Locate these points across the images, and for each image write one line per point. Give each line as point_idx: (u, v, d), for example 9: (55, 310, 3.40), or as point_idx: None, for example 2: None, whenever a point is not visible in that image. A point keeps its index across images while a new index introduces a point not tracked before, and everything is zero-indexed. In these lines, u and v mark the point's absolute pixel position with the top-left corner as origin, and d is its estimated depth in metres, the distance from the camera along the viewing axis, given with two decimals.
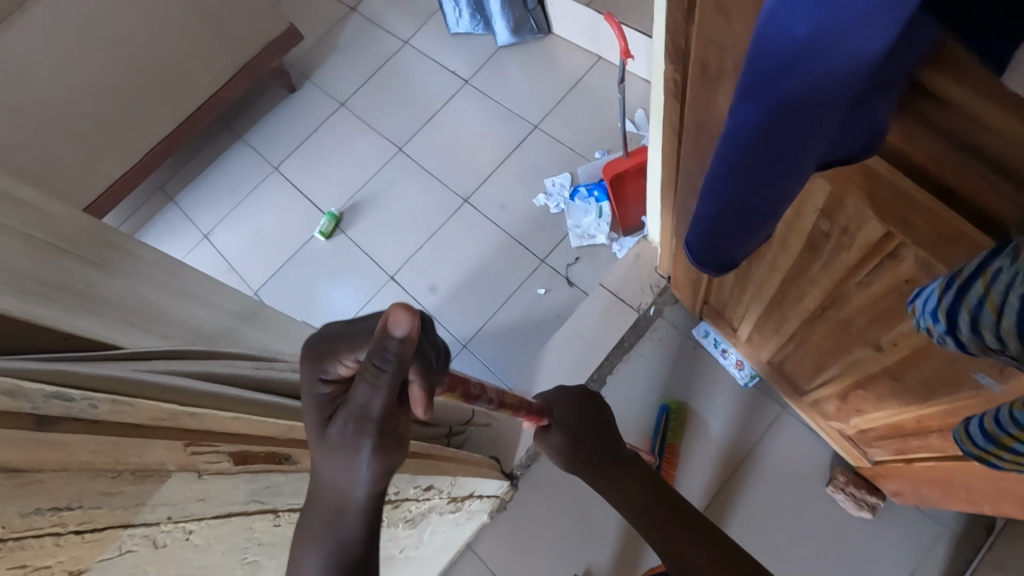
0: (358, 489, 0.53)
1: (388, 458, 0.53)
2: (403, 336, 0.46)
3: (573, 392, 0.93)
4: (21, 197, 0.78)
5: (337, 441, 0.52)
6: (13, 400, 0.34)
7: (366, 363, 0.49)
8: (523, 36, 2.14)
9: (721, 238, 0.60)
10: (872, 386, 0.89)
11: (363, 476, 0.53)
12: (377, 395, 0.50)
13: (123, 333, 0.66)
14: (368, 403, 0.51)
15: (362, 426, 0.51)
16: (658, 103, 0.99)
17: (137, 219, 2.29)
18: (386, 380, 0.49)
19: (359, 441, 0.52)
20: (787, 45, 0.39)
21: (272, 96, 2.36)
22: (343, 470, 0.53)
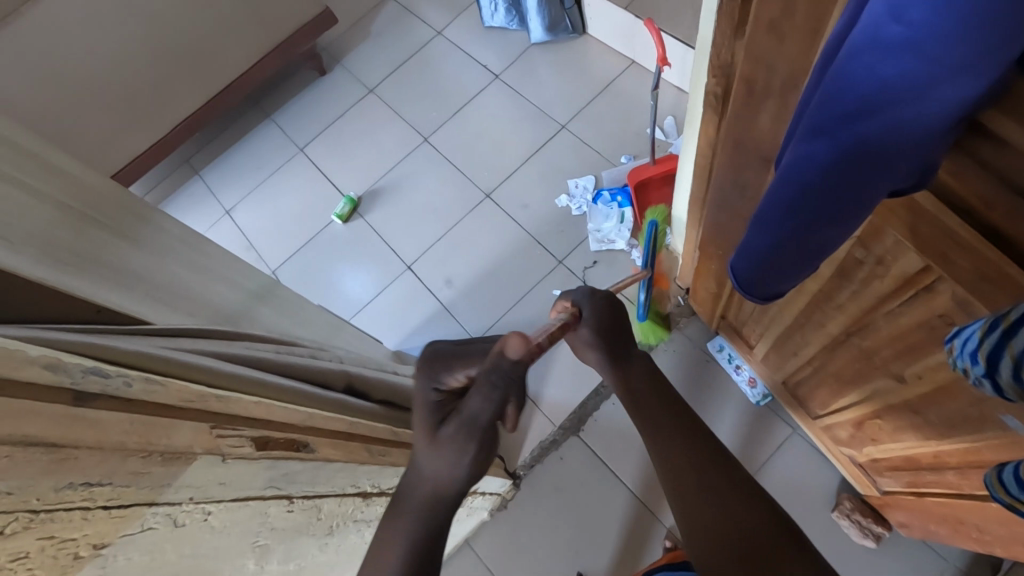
0: (453, 481, 0.58)
1: (483, 463, 0.59)
2: (516, 357, 0.59)
3: (601, 297, 0.76)
4: (60, 167, 0.79)
5: (444, 443, 0.58)
6: (54, 374, 0.35)
7: (487, 376, 0.59)
8: (556, 35, 2.13)
9: (766, 267, 0.64)
10: (890, 417, 0.87)
11: (461, 474, 0.58)
12: (487, 405, 0.58)
13: (151, 309, 0.66)
14: (478, 411, 0.58)
15: (470, 432, 0.58)
16: (694, 114, 0.98)
17: (161, 189, 2.31)
18: (498, 393, 0.58)
19: (465, 444, 0.57)
20: (870, 89, 0.42)
21: (302, 77, 2.37)
22: (444, 465, 0.58)
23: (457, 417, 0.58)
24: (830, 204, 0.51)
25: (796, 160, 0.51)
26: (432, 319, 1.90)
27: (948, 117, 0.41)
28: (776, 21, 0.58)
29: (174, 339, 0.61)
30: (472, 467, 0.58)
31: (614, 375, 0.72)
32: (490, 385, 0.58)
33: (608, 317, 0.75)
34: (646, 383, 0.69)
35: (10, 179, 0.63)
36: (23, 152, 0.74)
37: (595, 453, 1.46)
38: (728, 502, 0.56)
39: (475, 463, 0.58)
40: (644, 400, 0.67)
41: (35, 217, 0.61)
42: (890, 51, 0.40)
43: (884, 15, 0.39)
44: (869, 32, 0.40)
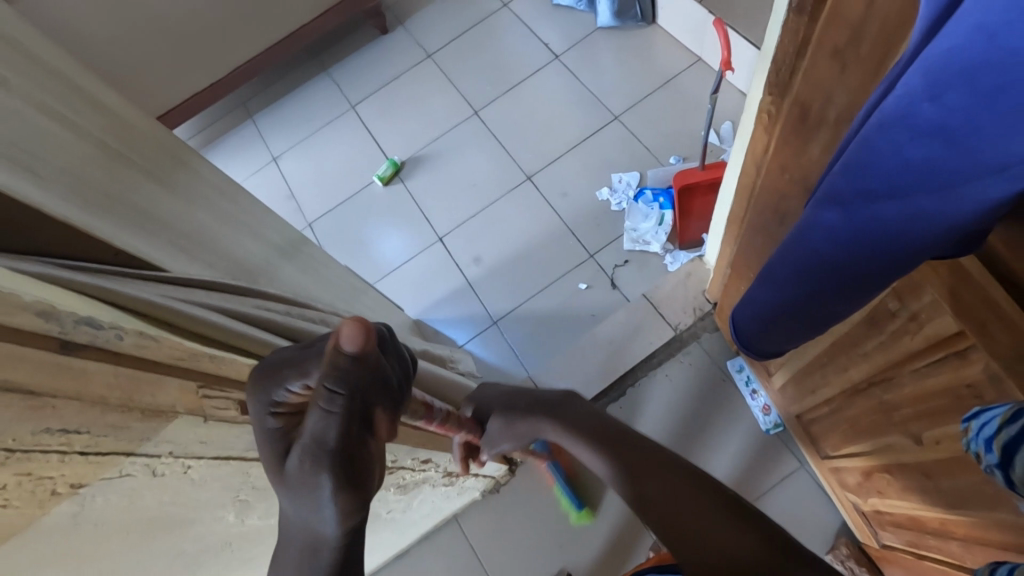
0: (330, 526, 0.50)
1: (360, 490, 0.49)
2: (353, 347, 0.43)
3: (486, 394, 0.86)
4: (107, 105, 0.82)
5: (297, 477, 0.48)
6: (45, 321, 0.35)
7: (321, 384, 0.45)
8: (624, 21, 2.08)
9: (797, 311, 0.67)
10: (899, 475, 0.83)
11: (329, 512, 0.49)
12: (333, 422, 0.46)
13: (170, 256, 0.67)
14: (323, 433, 0.46)
15: (320, 456, 0.46)
16: (745, 129, 0.94)
17: (213, 129, 2.37)
18: (341, 406, 0.45)
19: (317, 477, 0.47)
20: (900, 167, 0.43)
21: (364, 33, 2.37)
22: (309, 505, 0.49)
23: (301, 440, 0.47)
24: (851, 252, 0.53)
25: (826, 198, 0.51)
26: (455, 294, 1.90)
27: (982, 210, 0.42)
28: (840, 49, 0.54)
29: (188, 292, 0.63)
30: (340, 503, 0.48)
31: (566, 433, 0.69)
32: (326, 395, 0.45)
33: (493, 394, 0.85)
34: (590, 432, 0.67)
35: (51, 112, 0.65)
36: (72, 86, 0.76)
37: None
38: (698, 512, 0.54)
39: (341, 498, 0.48)
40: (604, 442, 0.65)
41: (70, 152, 0.63)
42: (923, 126, 0.40)
43: (920, 95, 0.39)
44: (907, 105, 0.40)
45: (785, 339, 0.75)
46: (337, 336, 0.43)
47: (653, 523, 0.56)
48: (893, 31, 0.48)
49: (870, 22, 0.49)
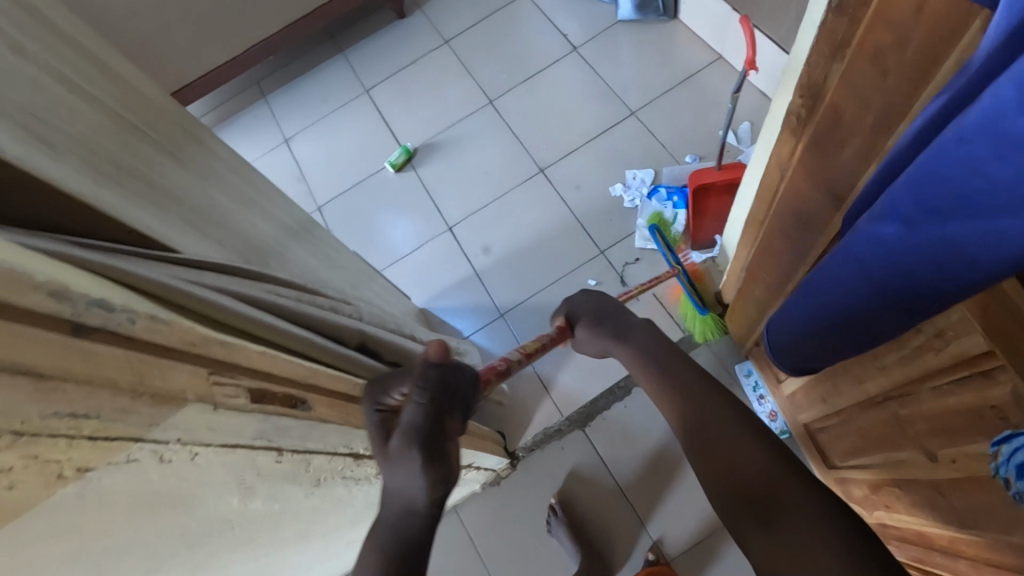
0: (420, 494, 0.62)
1: (438, 470, 0.61)
2: (433, 360, 0.65)
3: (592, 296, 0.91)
4: (124, 78, 0.80)
5: (394, 458, 0.62)
6: (57, 303, 0.34)
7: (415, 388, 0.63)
8: (646, 15, 2.06)
9: (841, 318, 0.67)
10: (908, 490, 0.83)
11: (419, 484, 0.61)
12: (418, 413, 0.62)
13: (183, 236, 0.66)
14: (412, 420, 0.61)
15: (409, 438, 0.61)
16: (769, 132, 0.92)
17: (226, 107, 2.35)
18: (427, 398, 0.62)
19: (410, 455, 0.61)
20: (982, 180, 0.42)
21: (381, 17, 2.34)
22: (404, 478, 0.62)
23: (398, 430, 0.62)
24: (917, 259, 0.52)
25: (887, 210, 0.52)
26: (462, 284, 1.89)
27: None
28: (882, 52, 0.52)
29: (197, 274, 0.61)
30: (426, 477, 0.61)
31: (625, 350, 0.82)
32: (416, 393, 0.62)
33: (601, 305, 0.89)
34: (661, 361, 0.77)
35: (70, 83, 0.64)
36: (91, 57, 0.75)
37: (596, 450, 1.45)
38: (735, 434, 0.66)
39: (426, 473, 0.61)
40: (671, 371, 0.75)
41: (88, 127, 0.62)
42: (1011, 141, 0.39)
43: (1012, 108, 0.38)
44: (995, 116, 0.39)
45: (822, 338, 0.74)
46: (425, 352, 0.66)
47: (698, 435, 0.68)
48: (942, 36, 0.46)
49: (918, 24, 0.47)
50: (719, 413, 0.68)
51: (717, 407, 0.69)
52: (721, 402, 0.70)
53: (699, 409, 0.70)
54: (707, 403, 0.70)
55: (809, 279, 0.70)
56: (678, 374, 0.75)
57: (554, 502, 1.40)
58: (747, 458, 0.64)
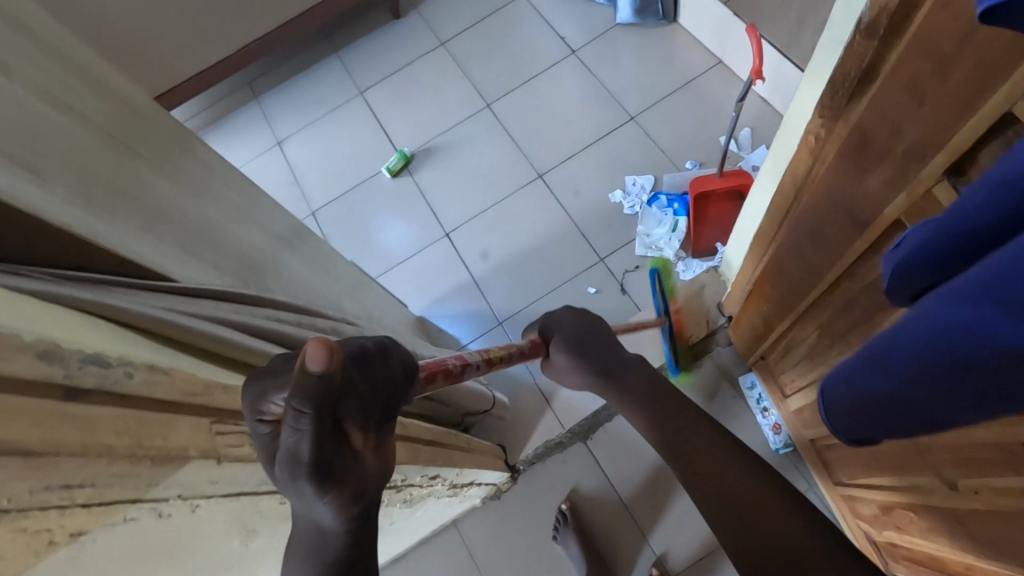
0: (329, 517, 0.43)
1: (345, 490, 0.41)
2: (319, 371, 0.36)
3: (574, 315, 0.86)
4: (114, 92, 0.77)
5: (283, 485, 0.41)
6: (49, 366, 0.31)
7: (289, 406, 0.37)
8: (645, 18, 2.03)
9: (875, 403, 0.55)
10: (924, 515, 0.81)
11: (324, 511, 0.42)
12: (304, 439, 0.38)
13: (179, 262, 0.63)
14: (296, 447, 0.39)
15: (296, 469, 0.39)
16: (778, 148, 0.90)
17: (217, 108, 2.30)
18: (309, 422, 0.38)
19: (299, 484, 0.40)
20: None
21: (375, 17, 2.30)
22: (304, 504, 0.42)
23: (278, 453, 0.40)
24: (979, 350, 0.38)
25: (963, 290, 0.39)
26: (459, 291, 1.86)
27: None
28: (921, 79, 0.50)
29: (195, 303, 0.59)
30: (329, 505, 0.42)
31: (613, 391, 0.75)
32: (294, 415, 0.37)
33: (580, 327, 0.83)
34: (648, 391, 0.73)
35: (56, 101, 0.60)
36: (80, 71, 0.71)
37: (598, 463, 1.43)
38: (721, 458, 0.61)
39: (328, 501, 0.41)
40: (652, 399, 0.72)
41: (77, 149, 0.58)
42: None
43: None
44: None
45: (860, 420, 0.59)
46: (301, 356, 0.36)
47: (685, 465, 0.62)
48: (988, 68, 0.43)
49: (965, 54, 0.44)
50: (701, 440, 0.64)
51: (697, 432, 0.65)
52: (705, 430, 0.65)
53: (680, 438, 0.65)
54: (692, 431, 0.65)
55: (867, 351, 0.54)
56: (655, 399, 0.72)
57: (562, 506, 1.39)
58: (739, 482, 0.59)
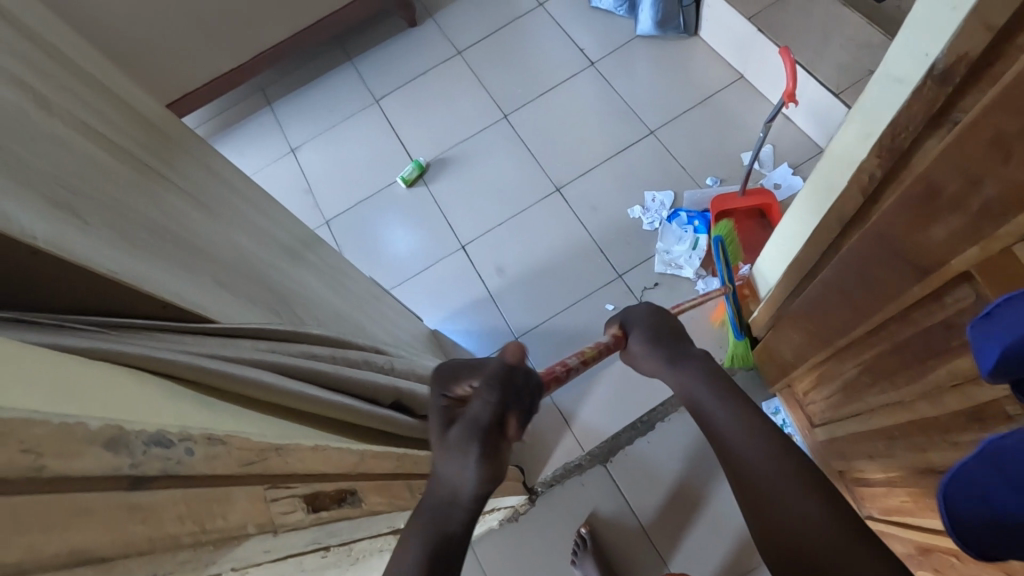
0: (467, 485, 0.60)
1: (491, 466, 0.60)
2: (511, 359, 0.64)
3: (648, 310, 0.84)
4: (144, 117, 0.75)
5: (451, 445, 0.61)
6: (115, 454, 0.30)
7: (487, 380, 0.62)
8: (666, 31, 2.01)
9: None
10: (968, 562, 0.79)
11: (470, 475, 0.60)
12: (488, 409, 0.61)
13: (218, 300, 0.61)
14: (478, 414, 0.61)
15: (472, 433, 0.60)
16: (815, 181, 0.88)
17: (230, 114, 2.28)
18: (495, 396, 0.61)
19: (468, 446, 0.59)
20: None
21: (391, 24, 2.28)
22: (454, 467, 0.60)
23: (461, 419, 0.61)
24: None
25: None
26: (475, 305, 1.84)
27: None
28: (1008, 135, 0.47)
29: (234, 345, 0.57)
30: (477, 471, 0.59)
31: (675, 379, 0.75)
32: (486, 389, 0.61)
33: (658, 322, 0.82)
34: (706, 388, 0.71)
35: (93, 134, 0.58)
36: (112, 99, 0.69)
37: (617, 487, 1.40)
38: (771, 467, 0.61)
39: (478, 466, 0.59)
40: (705, 402, 0.70)
41: (115, 186, 0.56)
42: None
43: None
44: None
45: (982, 550, 0.51)
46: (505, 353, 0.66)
47: (738, 471, 0.63)
48: None
49: None
50: (755, 445, 0.63)
51: (748, 436, 0.64)
52: (757, 433, 0.64)
53: (732, 439, 0.65)
54: (745, 435, 0.64)
55: (982, 451, 0.52)
56: (705, 400, 0.70)
57: (582, 529, 1.37)
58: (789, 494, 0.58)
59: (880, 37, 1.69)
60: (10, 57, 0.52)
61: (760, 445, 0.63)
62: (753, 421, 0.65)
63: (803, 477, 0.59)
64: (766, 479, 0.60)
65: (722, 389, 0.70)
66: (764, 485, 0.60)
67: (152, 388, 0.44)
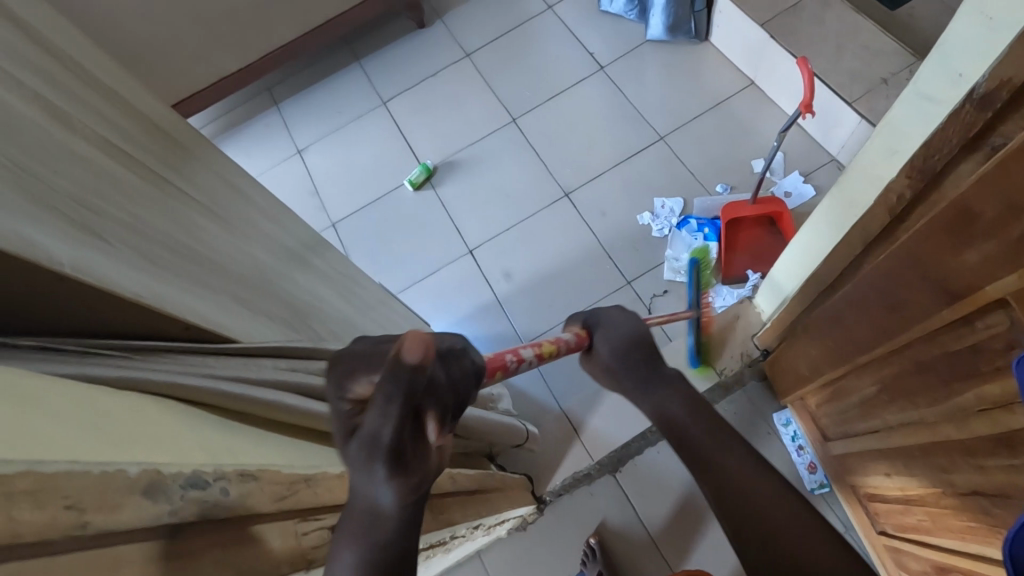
0: (386, 504, 0.44)
1: (409, 479, 0.43)
2: (416, 359, 0.40)
3: (615, 317, 0.78)
4: (160, 128, 0.74)
5: (352, 461, 0.43)
6: (155, 501, 0.33)
7: (382, 383, 0.40)
8: (676, 36, 2.00)
9: None
10: None
11: (386, 494, 0.44)
12: (388, 421, 0.41)
13: (239, 318, 0.60)
14: (377, 430, 0.41)
15: (373, 452, 0.42)
16: (835, 197, 0.87)
17: (236, 114, 2.27)
18: (397, 406, 0.40)
19: (371, 466, 0.42)
20: None
21: (399, 25, 2.26)
22: (365, 486, 0.44)
23: (358, 433, 0.43)
24: None
25: None
26: (482, 311, 1.83)
27: None
28: None
29: (255, 365, 0.56)
30: (393, 490, 0.43)
31: (645, 397, 0.71)
32: (383, 398, 0.40)
33: (630, 328, 0.76)
34: (682, 406, 0.68)
35: (113, 149, 0.57)
36: (129, 110, 0.69)
37: (627, 496, 1.40)
38: (752, 485, 0.59)
39: (394, 485, 0.43)
40: (677, 419, 0.67)
41: (135, 203, 0.55)
42: None
43: None
44: None
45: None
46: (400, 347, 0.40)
47: (714, 490, 0.60)
48: None
49: None
50: (735, 467, 0.60)
51: (727, 457, 0.61)
52: (736, 453, 0.62)
53: (705, 458, 0.62)
54: (724, 456, 0.61)
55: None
56: (676, 418, 0.67)
57: (591, 539, 1.36)
58: (773, 515, 0.57)
59: (894, 45, 1.68)
60: (31, 73, 0.51)
61: (736, 466, 0.60)
62: (729, 442, 0.63)
63: (789, 501, 0.58)
64: (747, 498, 0.58)
65: (698, 408, 0.67)
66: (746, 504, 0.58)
67: (178, 419, 0.43)
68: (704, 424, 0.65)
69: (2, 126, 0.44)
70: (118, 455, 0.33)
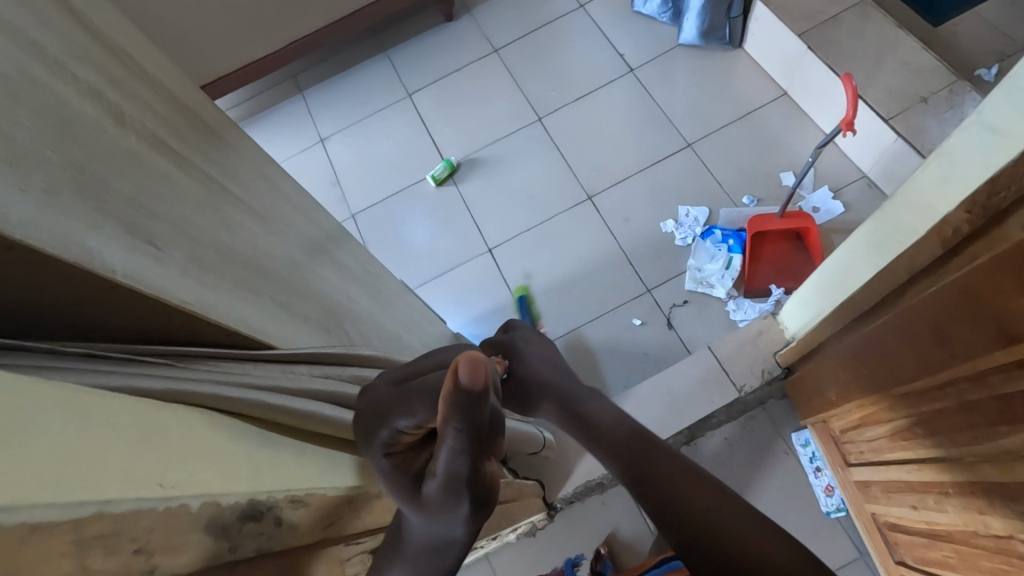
0: (460, 526, 0.50)
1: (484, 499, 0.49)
2: (474, 389, 0.39)
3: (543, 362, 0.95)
4: (202, 121, 0.73)
5: (430, 504, 0.47)
6: None
7: (450, 433, 0.42)
8: (710, 42, 1.97)
9: None
10: None
11: (464, 518, 0.49)
12: (463, 465, 0.44)
13: (277, 322, 0.59)
14: (453, 472, 0.44)
15: (456, 492, 0.46)
16: (877, 223, 0.85)
17: (260, 100, 2.26)
18: (469, 448, 0.43)
19: (454, 502, 0.47)
20: None
21: (428, 17, 2.24)
22: (444, 518, 0.49)
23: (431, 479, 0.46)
24: None
25: None
26: (499, 311, 1.82)
27: None
28: None
29: (294, 373, 0.55)
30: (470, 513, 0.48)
31: (586, 434, 0.78)
32: (454, 445, 0.42)
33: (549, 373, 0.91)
34: (627, 435, 0.74)
35: (161, 145, 0.57)
36: (174, 101, 0.68)
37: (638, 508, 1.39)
38: (708, 505, 0.62)
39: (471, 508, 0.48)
40: (628, 449, 0.72)
41: (183, 202, 0.55)
42: None
43: None
44: None
45: None
46: (450, 376, 0.39)
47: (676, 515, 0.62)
48: None
49: None
50: (690, 488, 0.64)
51: (685, 478, 0.65)
52: (693, 476, 0.66)
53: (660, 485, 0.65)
54: (677, 478, 0.65)
55: None
56: (623, 447, 0.72)
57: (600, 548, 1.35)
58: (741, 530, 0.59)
59: (937, 62, 1.64)
60: (86, 65, 0.51)
61: (689, 487, 0.64)
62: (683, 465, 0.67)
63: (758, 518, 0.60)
64: (707, 519, 0.60)
65: (639, 440, 0.73)
66: (707, 525, 0.60)
67: (224, 434, 0.42)
68: (653, 451, 0.70)
69: (63, 123, 0.43)
70: (168, 483, 0.32)
